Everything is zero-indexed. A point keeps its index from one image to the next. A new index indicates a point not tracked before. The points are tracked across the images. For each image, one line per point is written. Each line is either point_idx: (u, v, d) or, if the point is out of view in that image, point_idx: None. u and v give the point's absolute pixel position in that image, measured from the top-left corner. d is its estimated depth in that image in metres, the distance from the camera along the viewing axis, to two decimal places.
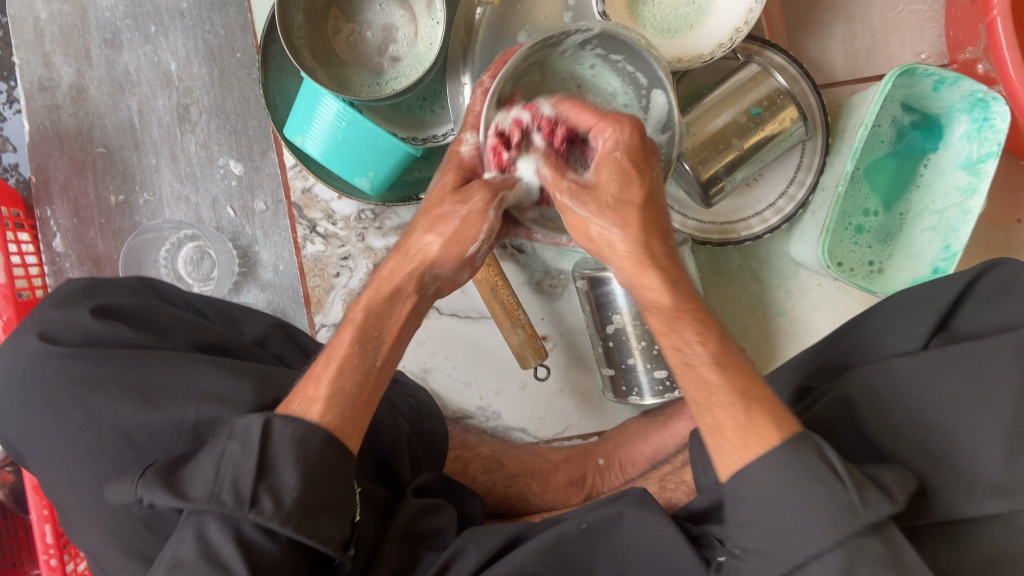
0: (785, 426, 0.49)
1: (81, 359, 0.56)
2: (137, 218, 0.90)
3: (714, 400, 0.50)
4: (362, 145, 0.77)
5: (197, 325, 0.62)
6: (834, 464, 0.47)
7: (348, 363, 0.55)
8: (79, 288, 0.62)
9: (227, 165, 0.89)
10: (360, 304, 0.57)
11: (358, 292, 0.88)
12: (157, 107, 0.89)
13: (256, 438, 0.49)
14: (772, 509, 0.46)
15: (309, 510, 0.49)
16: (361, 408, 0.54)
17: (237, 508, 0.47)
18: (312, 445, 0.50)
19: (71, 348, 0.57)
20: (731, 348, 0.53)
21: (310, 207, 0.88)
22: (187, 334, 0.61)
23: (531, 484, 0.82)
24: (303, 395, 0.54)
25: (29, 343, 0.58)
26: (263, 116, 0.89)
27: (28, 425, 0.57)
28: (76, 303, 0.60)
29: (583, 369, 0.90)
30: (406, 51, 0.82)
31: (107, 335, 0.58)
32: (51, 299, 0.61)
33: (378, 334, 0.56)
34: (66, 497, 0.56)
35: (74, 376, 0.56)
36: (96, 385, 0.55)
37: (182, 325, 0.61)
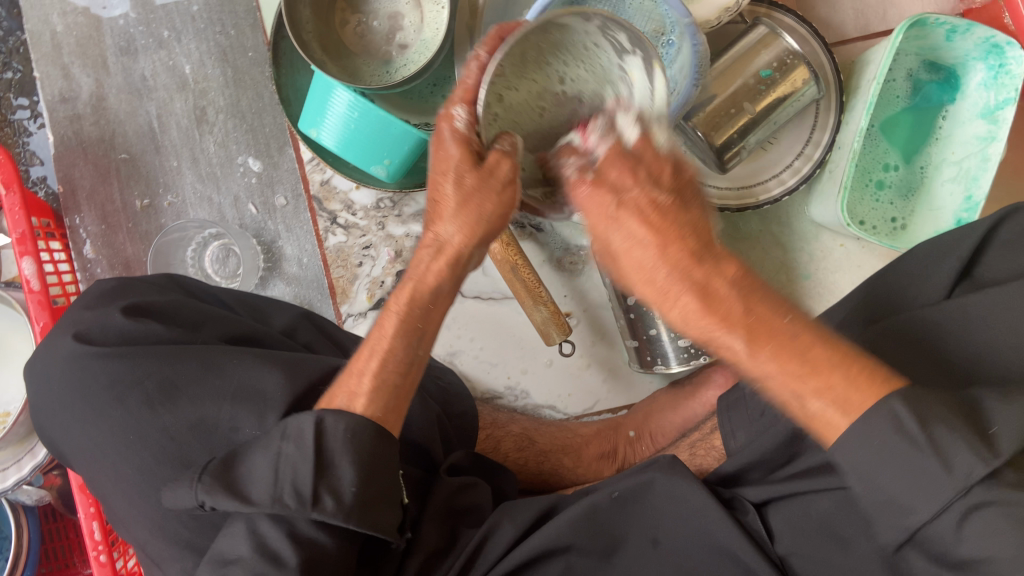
0: (850, 404, 0.44)
1: (114, 356, 0.57)
2: (162, 220, 0.92)
3: (768, 384, 0.46)
4: (376, 133, 0.78)
5: (226, 319, 0.63)
6: (912, 419, 0.43)
7: (390, 356, 0.56)
8: (108, 288, 0.63)
9: (246, 163, 0.90)
10: (405, 292, 0.57)
11: (381, 280, 0.89)
12: (175, 110, 0.91)
13: (313, 437, 0.50)
14: (883, 476, 0.44)
15: (366, 502, 0.50)
16: (393, 394, 0.55)
17: (301, 509, 0.48)
18: (362, 437, 0.51)
19: (106, 347, 0.58)
20: (777, 323, 0.46)
21: (329, 199, 0.90)
22: (217, 328, 0.62)
23: (563, 459, 0.82)
24: (346, 387, 0.55)
25: (63, 344, 0.60)
26: (278, 113, 0.90)
27: (68, 423, 0.58)
28: (106, 304, 0.61)
29: (608, 342, 0.91)
30: (413, 37, 0.83)
31: (139, 334, 0.59)
32: (83, 300, 0.62)
33: (424, 324, 0.57)
34: (109, 491, 0.58)
35: (109, 373, 0.57)
36: (130, 381, 0.57)
37: (210, 320, 0.63)
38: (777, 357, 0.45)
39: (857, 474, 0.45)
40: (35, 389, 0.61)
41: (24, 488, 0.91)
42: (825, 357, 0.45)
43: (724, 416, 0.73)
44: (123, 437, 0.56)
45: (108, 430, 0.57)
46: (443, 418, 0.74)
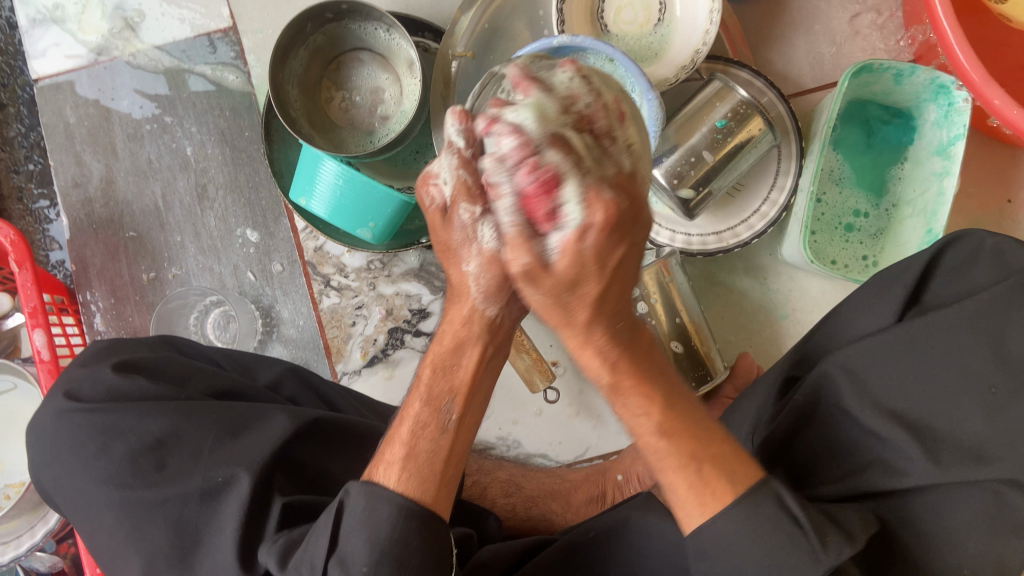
0: (739, 476, 0.48)
1: (103, 413, 0.62)
2: (167, 291, 0.97)
3: (664, 465, 0.49)
4: (359, 198, 0.83)
5: (212, 374, 0.68)
6: (792, 509, 0.47)
7: (422, 424, 0.54)
8: (103, 348, 0.69)
9: (245, 235, 0.96)
10: (433, 357, 0.56)
11: (373, 337, 0.94)
12: (178, 189, 0.98)
13: (334, 515, 0.51)
14: (729, 552, 0.48)
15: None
16: (427, 469, 0.52)
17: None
18: (382, 514, 0.49)
19: (94, 403, 0.63)
20: (683, 416, 0.50)
21: (323, 263, 0.95)
22: (202, 382, 0.67)
23: (552, 504, 0.84)
24: (383, 459, 0.53)
25: (57, 401, 0.64)
26: (273, 186, 0.96)
27: (61, 477, 0.62)
28: (99, 362, 0.66)
29: (594, 388, 0.94)
30: (394, 109, 0.89)
31: (127, 390, 0.64)
32: (79, 358, 0.68)
33: (455, 391, 0.55)
34: (97, 539, 0.61)
35: (100, 428, 0.62)
36: (117, 433, 0.61)
37: (196, 375, 0.67)
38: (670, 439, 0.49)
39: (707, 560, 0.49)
40: (33, 444, 0.65)
41: (37, 553, 0.94)
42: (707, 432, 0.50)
43: None
44: (110, 488, 0.60)
45: (98, 479, 0.60)
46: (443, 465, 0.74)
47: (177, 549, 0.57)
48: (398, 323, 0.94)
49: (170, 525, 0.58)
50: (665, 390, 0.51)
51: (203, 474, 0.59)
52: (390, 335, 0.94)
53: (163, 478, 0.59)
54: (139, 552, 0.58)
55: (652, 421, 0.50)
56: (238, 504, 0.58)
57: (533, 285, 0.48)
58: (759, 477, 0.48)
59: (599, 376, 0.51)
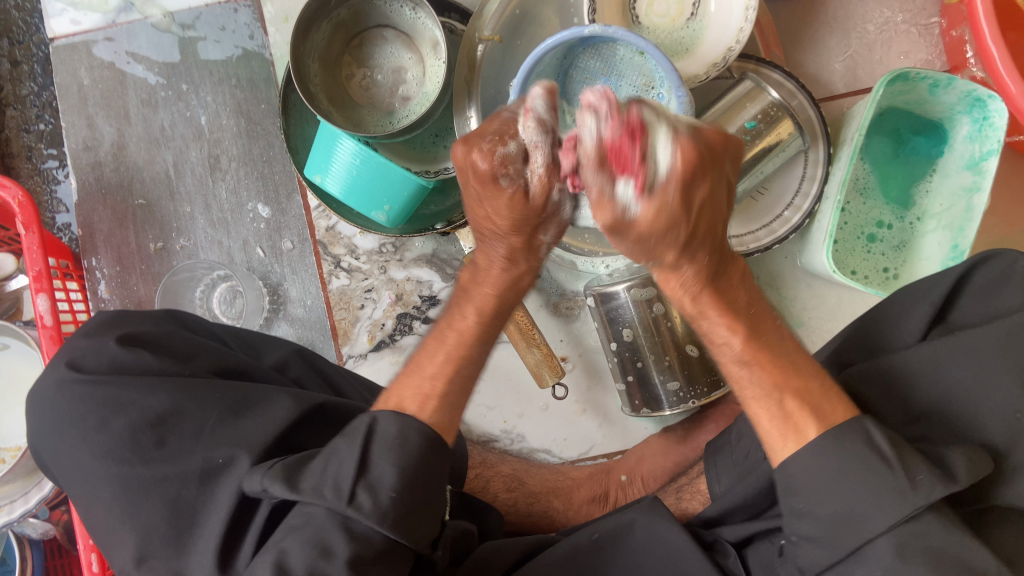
0: (826, 414, 0.52)
1: (106, 385, 0.60)
2: (174, 262, 0.95)
3: (745, 387, 0.56)
4: (376, 180, 0.82)
5: (218, 352, 0.67)
6: (880, 446, 0.49)
7: (461, 363, 0.58)
8: (109, 318, 0.67)
9: (256, 209, 0.94)
10: (472, 302, 0.60)
11: (382, 322, 0.93)
12: (190, 158, 0.95)
13: (361, 442, 0.51)
14: (815, 493, 0.50)
15: (403, 511, 0.50)
16: (457, 405, 0.56)
17: (336, 503, 0.49)
18: (411, 449, 0.51)
19: (97, 375, 0.61)
20: (765, 335, 0.56)
21: (334, 243, 0.93)
22: (208, 359, 0.65)
23: (554, 502, 0.83)
24: (416, 391, 0.56)
25: (57, 372, 0.63)
26: (287, 161, 0.94)
27: (59, 448, 0.61)
28: (104, 332, 0.65)
29: (602, 385, 0.93)
30: (416, 90, 0.87)
31: (131, 363, 0.62)
32: (84, 328, 0.66)
33: (490, 335, 0.60)
34: (92, 513, 0.60)
35: (100, 401, 0.60)
36: (118, 407, 0.60)
37: (202, 352, 0.66)
38: (757, 359, 0.55)
39: (791, 504, 0.52)
40: (32, 412, 0.64)
41: (30, 519, 0.93)
42: (799, 367, 0.55)
43: (712, 461, 0.74)
44: (108, 463, 0.58)
45: (97, 452, 0.59)
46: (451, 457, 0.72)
47: (172, 529, 0.56)
48: (407, 308, 0.93)
49: (167, 504, 0.56)
50: (749, 321, 0.57)
51: (204, 453, 0.58)
52: (398, 320, 0.93)
53: (163, 455, 0.58)
54: (133, 528, 0.57)
55: (735, 347, 0.56)
56: (235, 485, 0.56)
57: (620, 234, 0.51)
58: (851, 418, 0.52)
59: (681, 303, 0.58)
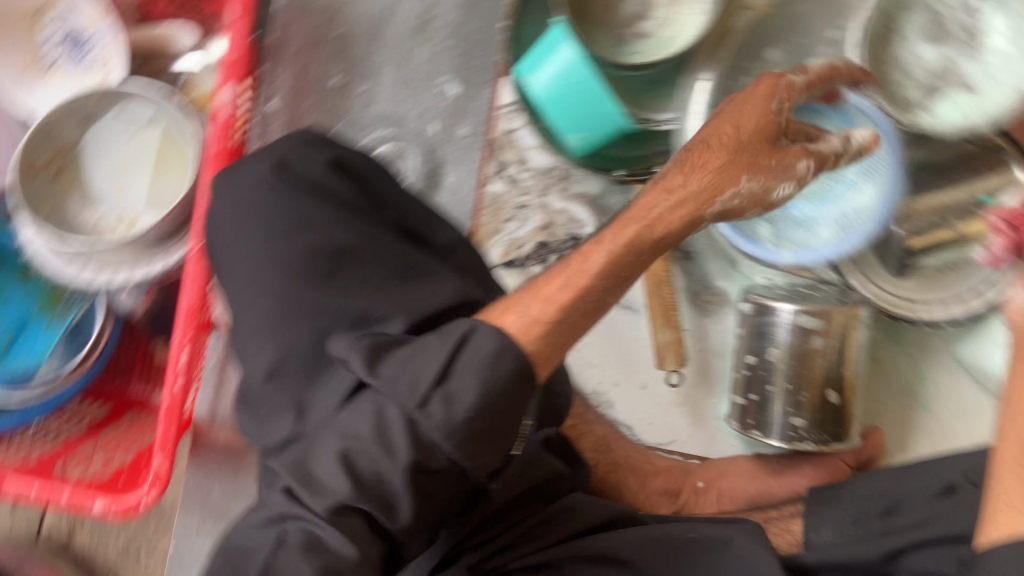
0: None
1: (305, 200, 0.60)
2: (349, 105, 0.92)
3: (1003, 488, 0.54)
4: (585, 103, 0.80)
5: (407, 210, 0.66)
6: None
7: (629, 251, 0.57)
8: (322, 136, 0.66)
9: (445, 85, 0.91)
10: (629, 228, 0.58)
11: (522, 242, 0.91)
12: (403, 11, 0.92)
13: (451, 346, 0.48)
14: None
15: (471, 433, 0.46)
16: (562, 340, 0.53)
17: (410, 399, 0.47)
18: (500, 369, 0.48)
19: (298, 186, 0.60)
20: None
21: (507, 147, 0.91)
22: (396, 214, 0.64)
23: (629, 479, 0.83)
24: (522, 308, 0.53)
25: (260, 170, 0.61)
26: (493, 50, 0.91)
27: (233, 237, 0.61)
28: (315, 148, 0.64)
29: (708, 390, 0.90)
30: (654, 30, 0.83)
31: (334, 188, 0.62)
32: (300, 136, 0.65)
33: (637, 266, 0.58)
34: (244, 310, 0.60)
35: (293, 213, 0.59)
36: (305, 226, 0.59)
37: (393, 204, 0.65)
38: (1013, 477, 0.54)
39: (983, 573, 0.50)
40: (221, 193, 0.63)
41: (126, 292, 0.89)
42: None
43: (814, 508, 0.73)
44: (280, 270, 0.58)
45: (272, 258, 0.58)
46: (560, 397, 0.71)
47: (311, 360, 0.55)
48: (551, 240, 0.90)
49: (316, 332, 0.56)
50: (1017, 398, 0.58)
51: (368, 298, 0.57)
52: (538, 248, 0.90)
53: (333, 287, 0.57)
54: (282, 342, 0.56)
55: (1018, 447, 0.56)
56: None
57: None
58: None
59: None
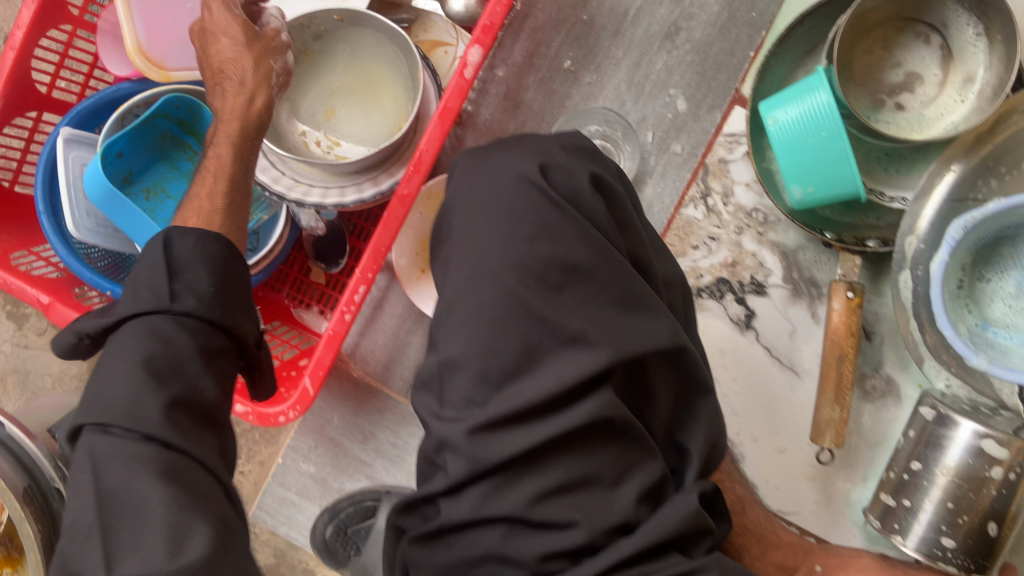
0: None
1: (556, 210, 0.61)
2: (572, 93, 0.91)
3: None
4: (822, 161, 0.77)
5: (641, 239, 0.66)
6: None
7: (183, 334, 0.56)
8: (585, 147, 0.66)
9: (675, 98, 0.90)
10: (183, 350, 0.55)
11: (702, 272, 0.90)
12: (655, 14, 0.90)
13: (90, 443, 0.50)
14: None
15: (171, 440, 0.50)
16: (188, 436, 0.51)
17: (102, 437, 0.50)
18: (172, 424, 0.51)
19: (554, 195, 0.62)
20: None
21: (716, 175, 0.89)
22: (630, 243, 0.65)
23: (750, 545, 0.81)
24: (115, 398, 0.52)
25: (524, 166, 0.63)
26: (735, 78, 0.89)
27: (477, 218, 0.63)
28: (579, 160, 0.65)
29: (850, 474, 0.88)
30: (915, 106, 0.81)
31: (586, 204, 0.63)
32: (566, 141, 0.66)
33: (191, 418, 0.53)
34: (460, 296, 0.61)
35: (540, 220, 0.61)
36: (549, 235, 0.60)
37: (631, 232, 0.65)
38: None
39: None
40: (478, 171, 0.65)
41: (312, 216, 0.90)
42: None
43: None
44: (512, 273, 0.59)
45: (507, 259, 0.60)
46: (720, 449, 0.69)
47: (512, 365, 0.58)
48: (732, 279, 0.89)
49: (529, 339, 0.58)
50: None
51: (585, 321, 0.59)
52: (716, 282, 0.90)
53: (558, 302, 0.59)
54: (488, 338, 0.58)
55: None
56: (580, 368, 0.57)
57: None
58: None
59: None
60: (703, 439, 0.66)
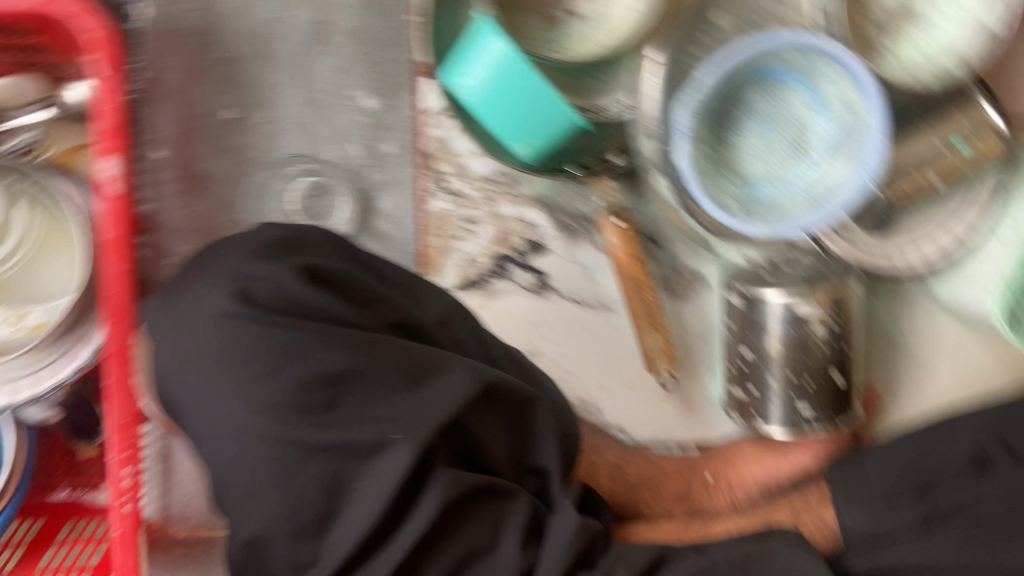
0: None
1: (284, 327, 0.52)
2: (249, 141, 0.80)
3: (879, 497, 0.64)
4: (532, 109, 0.70)
5: (391, 301, 0.59)
6: None
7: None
8: (278, 239, 0.58)
9: (357, 98, 0.80)
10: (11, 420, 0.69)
11: (477, 259, 0.83)
12: (291, 19, 0.79)
13: None
14: None
15: None
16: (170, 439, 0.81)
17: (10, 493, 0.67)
18: None
19: (272, 313, 0.53)
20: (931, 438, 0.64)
21: (441, 158, 0.81)
22: (383, 312, 0.58)
23: (644, 496, 0.80)
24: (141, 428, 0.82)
25: (218, 299, 0.53)
26: (409, 50, 0.80)
27: (199, 382, 0.52)
28: (280, 259, 0.56)
29: (694, 375, 0.86)
30: (593, 9, 0.76)
31: (311, 302, 0.54)
32: (253, 245, 0.57)
33: None
34: (225, 471, 0.51)
35: (270, 346, 0.51)
36: (292, 356, 0.51)
37: (376, 301, 0.58)
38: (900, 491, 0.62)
39: None
40: (172, 329, 0.54)
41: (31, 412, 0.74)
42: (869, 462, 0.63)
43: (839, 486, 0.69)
44: (268, 419, 0.49)
45: (255, 406, 0.50)
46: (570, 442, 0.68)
47: (324, 512, 0.49)
48: (509, 251, 0.83)
49: (326, 478, 0.49)
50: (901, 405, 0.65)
51: (375, 424, 0.51)
52: (495, 262, 0.83)
53: (336, 420, 0.50)
54: (279, 505, 0.48)
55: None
56: (397, 473, 0.49)
57: None
58: None
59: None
60: (555, 450, 0.64)
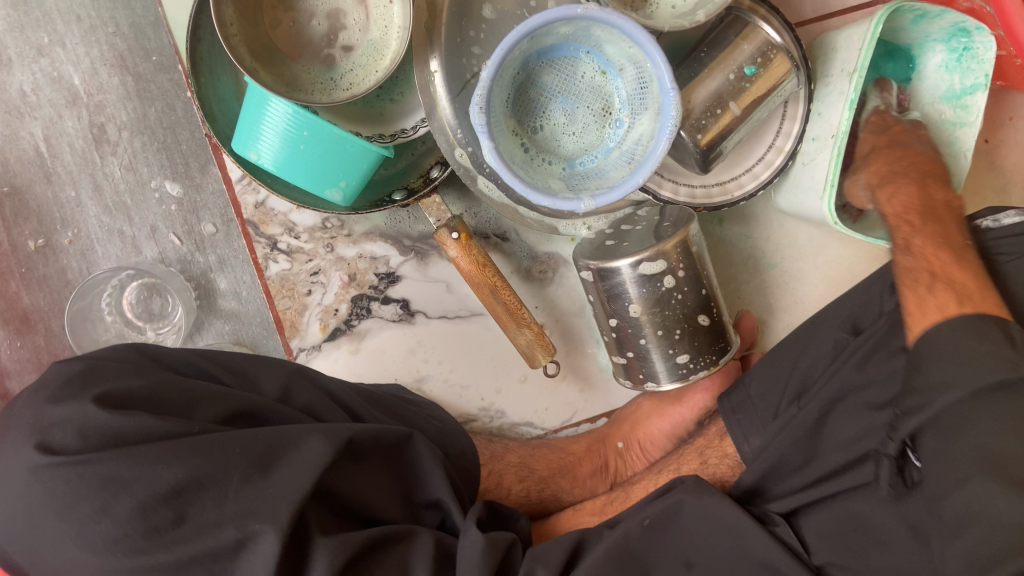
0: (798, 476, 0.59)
1: (94, 464, 0.45)
2: (65, 263, 0.78)
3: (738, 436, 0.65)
4: (329, 153, 0.68)
5: (217, 394, 0.52)
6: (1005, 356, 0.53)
7: None
8: (74, 371, 0.50)
9: (162, 187, 0.78)
10: None
11: (334, 308, 0.81)
12: (66, 130, 0.77)
13: None
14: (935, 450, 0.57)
15: None
16: None
17: None
18: None
19: (79, 455, 0.45)
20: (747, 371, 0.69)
21: (266, 222, 0.79)
22: (211, 411, 0.51)
23: (561, 483, 0.80)
24: None
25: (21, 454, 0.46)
26: (196, 127, 0.78)
27: (31, 544, 0.45)
28: (76, 394, 0.47)
29: (582, 351, 0.87)
30: (359, 38, 0.73)
31: (127, 431, 0.46)
32: (43, 390, 0.48)
33: None
34: None
35: (91, 486, 0.44)
36: (119, 487, 0.44)
37: (200, 400, 0.51)
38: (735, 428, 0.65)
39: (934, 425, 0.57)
40: None
41: None
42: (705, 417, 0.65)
43: (732, 418, 0.70)
44: (113, 557, 0.43)
45: (97, 547, 0.44)
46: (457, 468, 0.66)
47: None
48: (363, 289, 0.82)
49: None
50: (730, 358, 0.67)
51: (233, 523, 0.45)
52: (353, 304, 0.82)
53: (187, 536, 0.44)
54: None
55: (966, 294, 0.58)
56: (269, 566, 0.45)
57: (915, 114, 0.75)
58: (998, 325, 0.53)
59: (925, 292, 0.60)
60: (441, 475, 0.60)
